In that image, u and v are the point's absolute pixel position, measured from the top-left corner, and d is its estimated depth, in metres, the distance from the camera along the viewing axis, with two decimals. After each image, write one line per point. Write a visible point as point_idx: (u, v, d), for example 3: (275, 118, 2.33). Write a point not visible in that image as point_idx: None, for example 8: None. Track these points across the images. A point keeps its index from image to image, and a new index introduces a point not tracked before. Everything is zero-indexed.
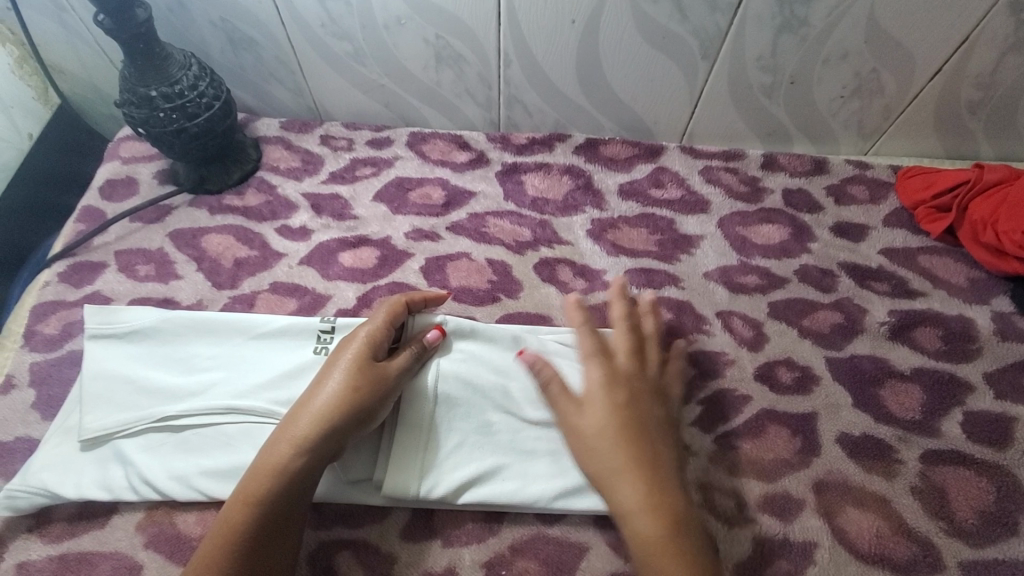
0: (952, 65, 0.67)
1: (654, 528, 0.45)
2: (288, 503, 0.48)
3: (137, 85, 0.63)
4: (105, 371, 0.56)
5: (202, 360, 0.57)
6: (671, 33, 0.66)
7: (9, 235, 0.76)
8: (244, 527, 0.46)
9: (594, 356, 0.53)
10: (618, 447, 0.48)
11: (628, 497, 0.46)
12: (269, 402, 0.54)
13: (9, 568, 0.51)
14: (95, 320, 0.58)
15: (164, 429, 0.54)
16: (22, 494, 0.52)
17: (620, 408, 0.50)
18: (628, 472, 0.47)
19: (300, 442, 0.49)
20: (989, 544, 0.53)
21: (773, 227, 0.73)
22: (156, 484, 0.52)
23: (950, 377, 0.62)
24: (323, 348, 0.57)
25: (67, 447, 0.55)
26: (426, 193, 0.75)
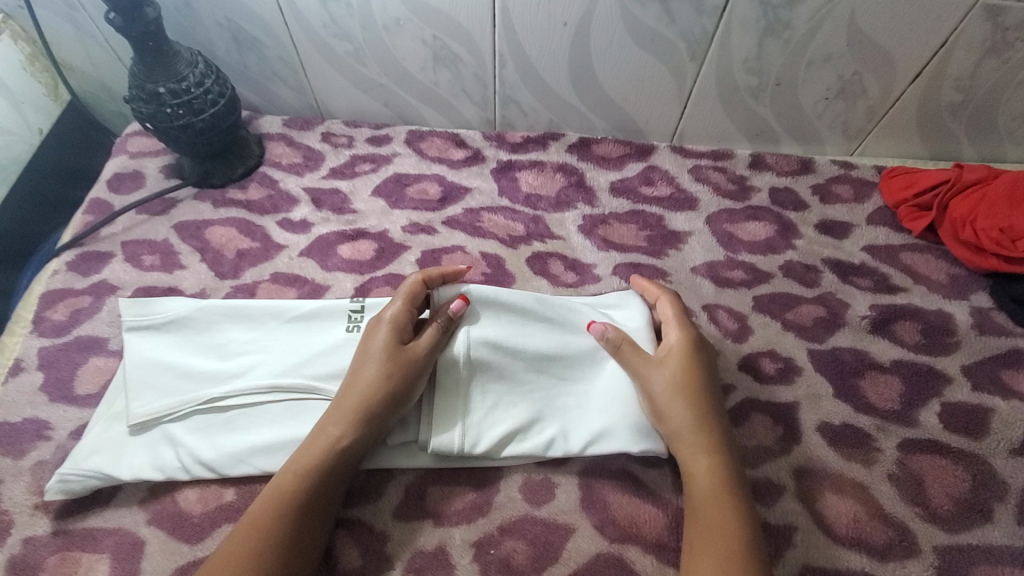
0: (931, 68, 0.69)
1: (712, 478, 0.52)
2: (331, 480, 0.52)
3: (145, 81, 0.65)
4: (150, 360, 0.60)
5: (239, 345, 0.62)
6: (660, 35, 0.68)
7: (19, 228, 0.78)
8: (295, 496, 0.50)
9: (675, 322, 0.60)
10: (688, 406, 0.55)
11: (698, 451, 0.53)
12: (307, 378, 0.59)
13: (15, 543, 0.53)
14: (131, 313, 0.62)
15: (210, 411, 0.58)
16: (75, 478, 0.54)
17: (692, 370, 0.57)
18: (692, 431, 0.54)
19: (346, 424, 0.53)
20: (964, 530, 0.55)
21: (759, 224, 0.75)
22: (209, 462, 0.55)
23: (929, 369, 0.63)
24: (354, 325, 0.63)
25: (115, 432, 0.57)
26: (424, 189, 0.77)
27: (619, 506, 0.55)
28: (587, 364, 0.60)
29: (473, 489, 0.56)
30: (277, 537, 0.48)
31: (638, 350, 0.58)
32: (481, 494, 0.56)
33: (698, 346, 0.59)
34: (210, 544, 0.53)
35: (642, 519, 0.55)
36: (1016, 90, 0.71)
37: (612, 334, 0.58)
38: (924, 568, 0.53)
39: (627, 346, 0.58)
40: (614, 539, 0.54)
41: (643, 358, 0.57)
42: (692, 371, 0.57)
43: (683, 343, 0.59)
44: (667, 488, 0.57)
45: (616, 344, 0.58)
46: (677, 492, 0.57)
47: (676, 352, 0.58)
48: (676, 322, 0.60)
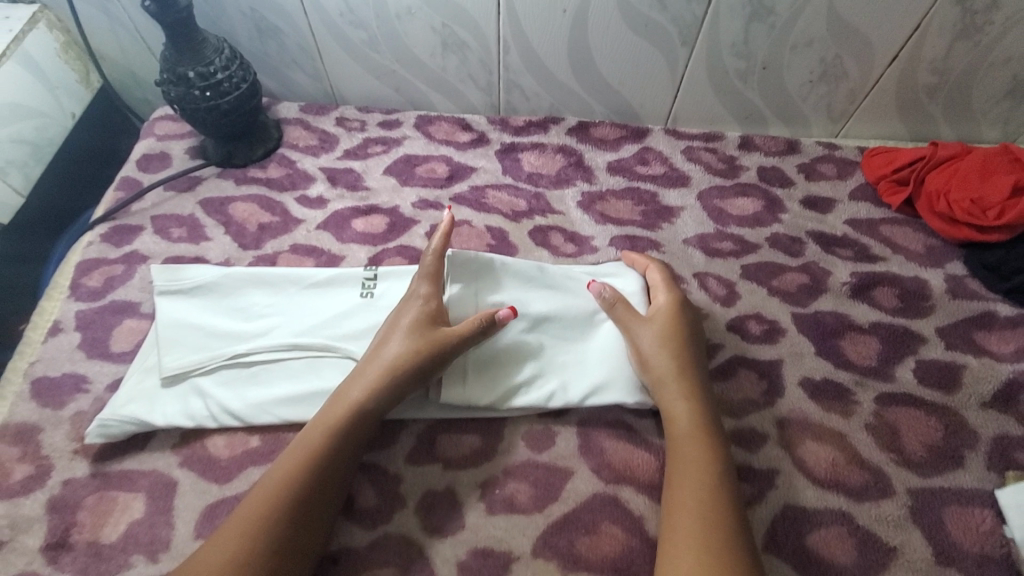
0: (907, 52, 0.74)
1: (690, 416, 0.57)
2: (354, 443, 0.55)
3: (176, 65, 0.71)
4: (180, 320, 0.65)
5: (262, 308, 0.67)
6: (654, 21, 0.73)
7: (58, 203, 0.86)
8: (318, 453, 0.54)
9: (664, 288, 0.66)
10: (670, 354, 0.60)
11: (677, 394, 0.58)
12: (326, 338, 0.64)
13: (56, 484, 0.57)
14: (162, 279, 0.67)
15: (236, 365, 0.62)
16: (113, 422, 0.58)
17: (674, 326, 0.62)
18: (673, 376, 0.59)
19: (371, 389, 0.57)
20: (935, 474, 0.59)
21: (747, 200, 0.79)
22: (237, 411, 0.59)
23: (905, 330, 0.68)
24: (369, 291, 0.68)
25: (149, 383, 0.61)
26: (432, 168, 0.82)
27: (615, 452, 0.60)
28: (586, 329, 0.65)
29: (479, 437, 0.61)
30: (305, 478, 0.52)
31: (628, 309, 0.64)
32: (487, 441, 0.61)
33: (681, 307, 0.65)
34: (238, 484, 0.57)
35: (635, 463, 0.59)
36: (987, 72, 0.75)
37: (608, 293, 0.64)
38: (897, 507, 0.57)
39: (621, 305, 0.63)
40: (609, 481, 0.58)
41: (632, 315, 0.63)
42: (673, 327, 0.62)
43: (667, 304, 0.64)
44: (658, 436, 0.61)
45: (611, 303, 0.64)
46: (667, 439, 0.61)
47: (660, 313, 0.63)
48: (662, 285, 0.66)
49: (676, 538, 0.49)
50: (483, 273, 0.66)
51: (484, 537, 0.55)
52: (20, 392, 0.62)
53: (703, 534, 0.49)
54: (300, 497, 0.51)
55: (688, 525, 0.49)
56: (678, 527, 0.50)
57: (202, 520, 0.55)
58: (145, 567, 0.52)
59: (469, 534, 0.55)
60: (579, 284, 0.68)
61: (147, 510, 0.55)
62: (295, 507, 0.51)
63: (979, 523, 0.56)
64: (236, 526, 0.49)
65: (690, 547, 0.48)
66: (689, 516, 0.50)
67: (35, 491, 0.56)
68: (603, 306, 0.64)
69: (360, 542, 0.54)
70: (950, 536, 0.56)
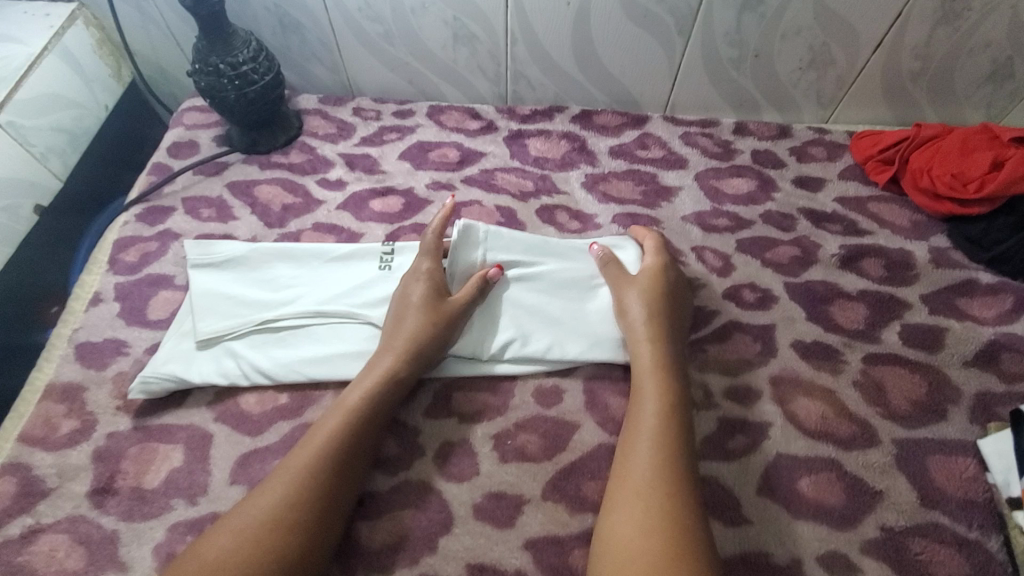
0: (890, 39, 0.79)
1: (654, 358, 0.62)
2: (387, 405, 0.59)
3: (208, 56, 0.76)
4: (212, 289, 0.69)
5: (287, 280, 0.71)
6: (652, 12, 0.78)
7: (102, 182, 0.94)
8: (354, 412, 0.57)
9: (660, 257, 0.71)
10: (643, 305, 0.66)
11: (640, 340, 0.63)
12: (347, 306, 0.68)
13: (101, 437, 0.61)
14: (196, 252, 0.72)
15: (265, 331, 0.67)
16: (154, 379, 0.62)
17: (653, 283, 0.68)
18: (643, 324, 0.64)
19: (401, 356, 0.62)
20: (920, 426, 0.63)
21: (742, 180, 0.84)
22: (267, 370, 0.64)
23: (891, 297, 0.72)
24: (386, 264, 0.72)
25: (187, 345, 0.66)
26: (444, 153, 0.87)
27: (619, 407, 0.64)
28: (585, 292, 0.71)
29: (492, 394, 0.65)
30: (346, 439, 0.56)
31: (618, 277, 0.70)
32: (499, 397, 0.65)
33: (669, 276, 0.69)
34: (268, 436, 0.61)
35: None
36: (966, 57, 0.80)
37: (604, 255, 0.72)
38: (884, 455, 0.61)
39: (612, 266, 0.71)
40: (614, 433, 0.62)
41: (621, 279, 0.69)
42: (652, 299, 0.66)
43: (650, 275, 0.69)
44: None
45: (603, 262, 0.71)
46: None
47: (639, 284, 0.68)
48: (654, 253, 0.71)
49: (618, 490, 0.53)
50: (488, 239, 0.72)
51: (498, 482, 0.59)
52: (65, 355, 0.67)
53: (643, 491, 0.52)
54: (343, 456, 0.54)
55: (632, 483, 0.53)
56: (623, 485, 0.53)
57: (236, 467, 0.59)
58: (185, 510, 0.56)
59: (484, 479, 0.59)
60: (580, 254, 0.74)
61: (185, 459, 0.59)
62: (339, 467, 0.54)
63: (963, 470, 0.60)
64: (278, 483, 0.52)
65: (630, 502, 0.51)
66: (634, 475, 0.53)
67: (81, 443, 0.61)
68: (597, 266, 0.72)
69: (384, 487, 0.59)
70: (934, 481, 0.59)
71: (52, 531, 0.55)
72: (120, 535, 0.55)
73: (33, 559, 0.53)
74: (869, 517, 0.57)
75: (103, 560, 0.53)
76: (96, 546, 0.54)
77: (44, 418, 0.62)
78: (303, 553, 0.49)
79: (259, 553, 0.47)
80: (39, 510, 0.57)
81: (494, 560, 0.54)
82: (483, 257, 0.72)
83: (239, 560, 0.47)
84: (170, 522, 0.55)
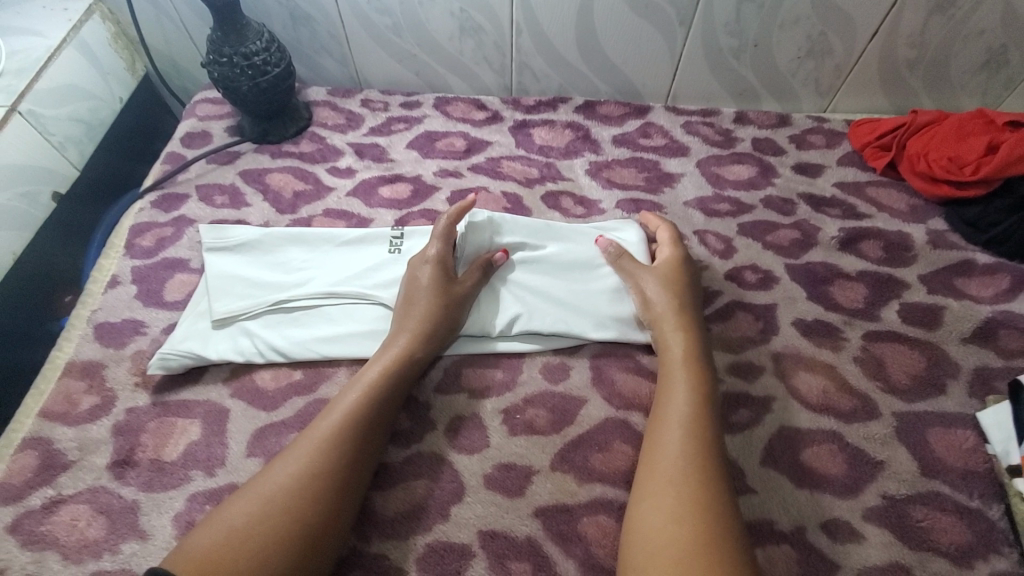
0: (886, 27, 0.81)
1: (683, 348, 0.62)
2: (404, 382, 0.61)
3: (222, 46, 0.78)
4: (227, 271, 0.71)
5: (299, 263, 0.73)
6: (653, 3, 0.81)
7: (120, 171, 0.97)
8: (375, 388, 0.59)
9: (673, 244, 0.72)
10: (668, 295, 0.66)
11: (670, 331, 0.64)
12: (359, 287, 0.70)
13: (120, 412, 0.63)
14: (211, 236, 0.74)
15: (279, 311, 0.69)
16: (173, 355, 0.64)
17: (674, 275, 0.69)
18: (670, 314, 0.65)
19: (418, 335, 0.64)
20: (920, 399, 0.64)
21: (743, 166, 0.86)
22: (282, 347, 0.65)
23: (890, 277, 0.74)
24: (396, 247, 0.74)
25: (203, 325, 0.68)
26: (451, 142, 0.89)
27: (625, 383, 0.65)
28: (589, 273, 0.72)
29: (501, 371, 0.67)
30: (368, 413, 0.57)
31: (634, 263, 0.70)
32: (508, 374, 0.66)
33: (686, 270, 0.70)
34: (284, 411, 0.62)
35: (643, 391, 0.64)
36: (961, 44, 0.83)
37: (614, 247, 0.72)
38: (885, 427, 0.62)
39: (626, 257, 0.71)
40: (620, 407, 0.63)
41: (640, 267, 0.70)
42: (674, 295, 0.67)
43: (670, 271, 0.69)
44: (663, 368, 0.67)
45: (618, 254, 0.71)
46: None
47: (659, 279, 0.68)
48: (671, 244, 0.72)
49: (650, 476, 0.53)
50: (495, 224, 0.74)
51: (508, 454, 0.60)
52: (84, 335, 0.69)
53: (674, 483, 0.51)
54: (364, 430, 0.56)
55: (661, 475, 0.52)
56: (653, 476, 0.53)
57: (253, 440, 0.60)
58: (204, 481, 0.58)
59: (494, 451, 0.60)
60: (586, 239, 0.75)
61: (202, 433, 0.61)
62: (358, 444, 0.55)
63: (963, 442, 0.61)
64: (303, 451, 0.53)
65: (661, 493, 0.51)
66: (664, 466, 0.53)
67: (101, 418, 0.62)
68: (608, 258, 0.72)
69: (396, 458, 0.60)
70: (935, 453, 0.60)
71: (73, 502, 0.56)
72: (141, 505, 0.56)
73: (55, 529, 0.55)
74: (871, 486, 0.58)
75: (124, 529, 0.55)
76: (117, 516, 0.55)
77: (64, 395, 0.64)
78: (328, 520, 0.50)
79: (285, 520, 0.48)
80: (61, 482, 0.58)
81: (505, 527, 0.55)
82: (489, 240, 0.73)
83: (267, 529, 0.48)
84: (189, 492, 0.57)
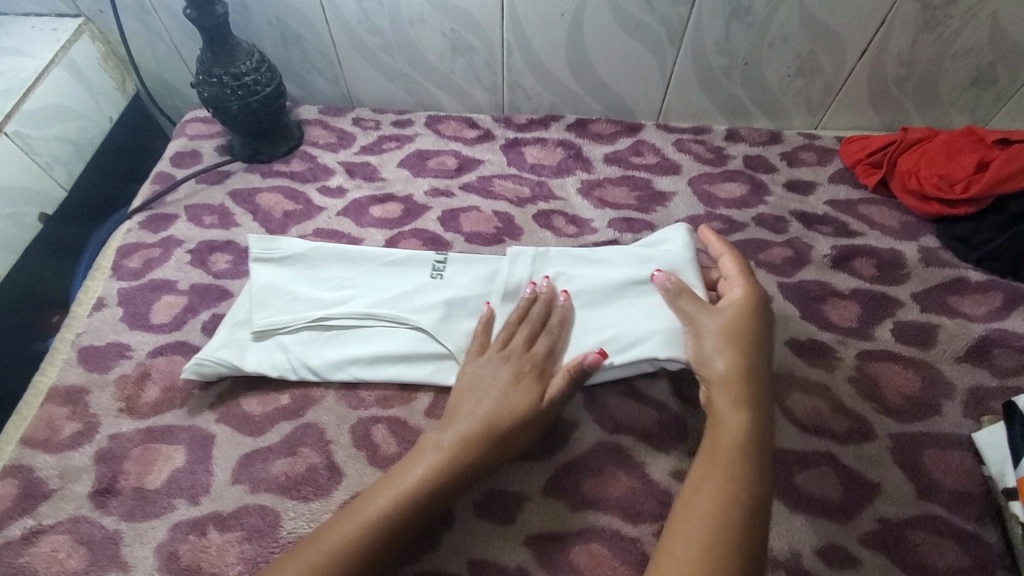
0: (874, 46, 0.82)
1: (739, 421, 0.53)
2: (451, 494, 0.53)
3: (212, 67, 0.78)
4: (269, 284, 0.69)
5: (341, 281, 0.69)
6: (643, 23, 0.81)
7: (108, 190, 0.96)
8: (417, 496, 0.51)
9: (744, 278, 0.62)
10: (729, 351, 0.57)
11: (723, 399, 0.55)
12: (396, 310, 0.66)
13: (104, 438, 0.61)
14: (258, 246, 0.71)
15: (318, 327, 0.66)
16: (208, 362, 0.63)
17: (739, 320, 0.58)
18: (730, 377, 0.56)
19: (479, 441, 0.54)
20: (915, 420, 0.63)
21: (734, 184, 0.86)
22: (317, 367, 0.64)
23: (883, 295, 0.73)
24: (438, 273, 0.69)
25: (243, 335, 0.66)
26: (442, 161, 0.89)
27: (615, 405, 0.64)
28: (636, 290, 0.65)
29: None
30: (399, 522, 0.50)
31: (693, 301, 0.60)
32: None
33: (757, 314, 0.59)
34: (270, 436, 0.61)
35: (635, 414, 0.63)
36: (949, 63, 0.83)
37: (671, 284, 0.62)
38: (879, 449, 0.61)
39: (686, 296, 0.61)
40: (611, 431, 0.62)
41: (700, 305, 0.60)
42: (736, 353, 0.57)
43: (734, 318, 0.59)
44: (661, 393, 0.64)
45: (676, 292, 0.61)
46: (668, 395, 0.64)
47: (716, 331, 0.58)
48: (743, 283, 0.62)
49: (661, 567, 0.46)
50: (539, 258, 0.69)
51: (499, 480, 0.59)
52: (68, 359, 0.68)
53: None
54: (391, 537, 0.49)
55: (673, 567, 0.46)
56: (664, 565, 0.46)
57: (238, 467, 0.59)
58: (188, 509, 0.56)
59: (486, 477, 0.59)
60: (628, 253, 0.68)
61: (187, 460, 0.60)
62: (390, 547, 0.49)
63: (958, 464, 0.60)
64: (324, 542, 0.48)
65: None
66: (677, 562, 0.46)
67: (84, 445, 0.61)
68: (664, 295, 0.62)
69: None
70: (931, 476, 0.59)
71: (54, 532, 0.55)
72: (123, 535, 0.55)
73: (34, 560, 0.53)
74: (867, 510, 0.57)
75: (105, 561, 0.53)
76: (98, 547, 0.54)
77: (47, 420, 0.63)
78: None
79: None
80: (41, 511, 0.57)
81: (497, 557, 0.54)
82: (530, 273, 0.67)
83: None
84: (173, 521, 0.55)
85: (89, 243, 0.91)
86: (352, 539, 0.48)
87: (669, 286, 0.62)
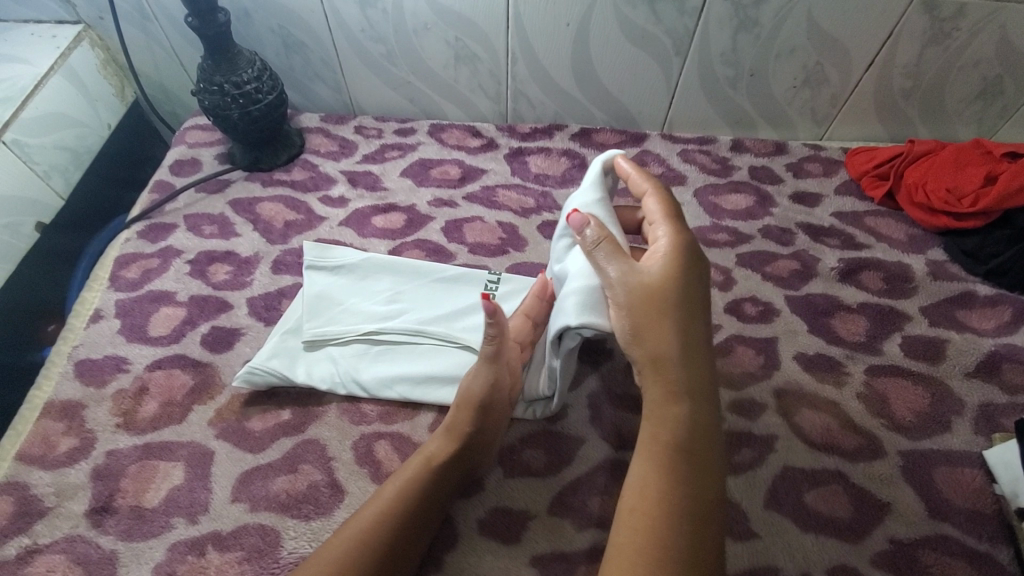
0: (881, 58, 0.82)
1: (676, 408, 0.48)
2: (427, 488, 0.53)
3: (213, 75, 0.77)
4: (322, 293, 0.70)
5: (392, 296, 0.70)
6: (649, 33, 0.80)
7: (107, 198, 0.95)
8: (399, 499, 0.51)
9: (668, 221, 0.55)
10: (655, 327, 0.50)
11: (658, 385, 0.49)
12: (447, 329, 0.66)
13: (100, 454, 0.60)
14: (314, 254, 0.73)
15: (368, 341, 0.66)
16: (259, 372, 0.63)
17: (668, 285, 0.51)
18: (661, 358, 0.49)
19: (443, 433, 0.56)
20: (925, 437, 0.63)
21: (740, 196, 0.85)
22: (364, 382, 0.63)
23: (891, 309, 0.73)
24: (490, 293, 0.70)
25: (293, 344, 0.66)
26: (446, 170, 0.88)
27: (623, 422, 0.63)
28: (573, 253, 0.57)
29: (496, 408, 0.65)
30: (387, 527, 0.50)
31: (613, 260, 0.52)
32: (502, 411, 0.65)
33: (685, 270, 0.52)
34: (271, 453, 0.60)
35: None
36: (956, 75, 0.83)
37: (585, 233, 0.54)
38: (889, 467, 0.60)
39: (605, 247, 0.52)
40: (618, 447, 0.61)
41: (620, 262, 0.52)
42: (665, 327, 0.49)
43: (660, 279, 0.51)
44: None
45: (594, 242, 0.53)
46: None
47: (635, 298, 0.50)
48: (666, 230, 0.54)
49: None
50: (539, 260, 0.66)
51: (504, 498, 0.58)
52: (64, 372, 0.67)
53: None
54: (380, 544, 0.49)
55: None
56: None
57: (238, 485, 0.58)
58: (186, 528, 0.55)
59: (488, 496, 0.58)
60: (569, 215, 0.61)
61: (186, 477, 0.58)
62: (380, 554, 0.48)
63: (970, 482, 0.59)
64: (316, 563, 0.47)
65: None
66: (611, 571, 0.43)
67: (79, 462, 0.60)
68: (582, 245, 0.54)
69: None
70: (942, 494, 0.59)
71: (49, 552, 0.54)
72: (119, 556, 0.53)
73: None
74: (878, 530, 0.56)
75: None
76: (93, 567, 0.53)
77: (42, 436, 0.61)
78: None
79: None
80: (35, 530, 0.55)
81: None
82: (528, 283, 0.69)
83: None
84: (170, 541, 0.54)
85: (87, 251, 0.90)
86: (344, 550, 0.48)
87: (588, 234, 0.54)
